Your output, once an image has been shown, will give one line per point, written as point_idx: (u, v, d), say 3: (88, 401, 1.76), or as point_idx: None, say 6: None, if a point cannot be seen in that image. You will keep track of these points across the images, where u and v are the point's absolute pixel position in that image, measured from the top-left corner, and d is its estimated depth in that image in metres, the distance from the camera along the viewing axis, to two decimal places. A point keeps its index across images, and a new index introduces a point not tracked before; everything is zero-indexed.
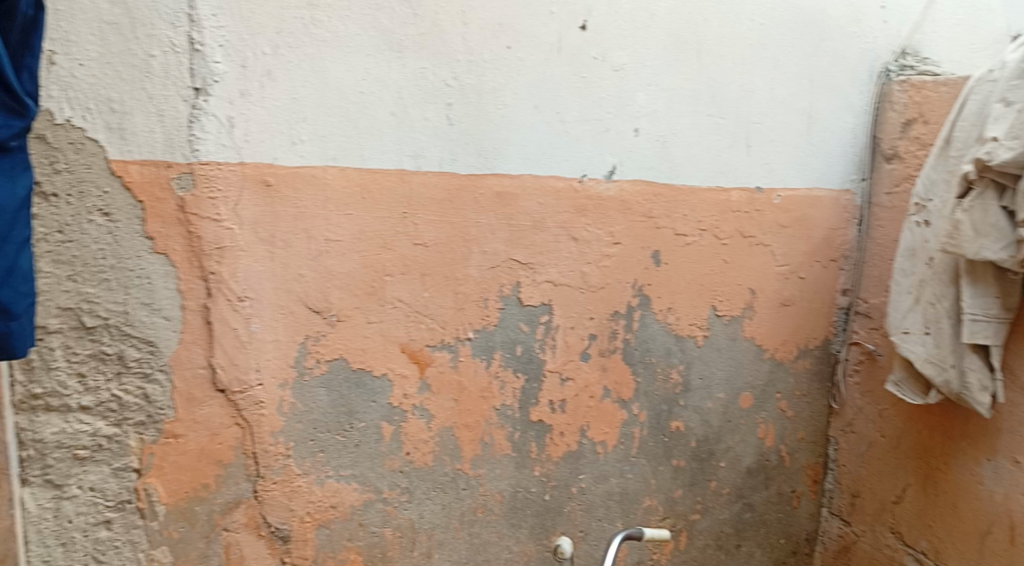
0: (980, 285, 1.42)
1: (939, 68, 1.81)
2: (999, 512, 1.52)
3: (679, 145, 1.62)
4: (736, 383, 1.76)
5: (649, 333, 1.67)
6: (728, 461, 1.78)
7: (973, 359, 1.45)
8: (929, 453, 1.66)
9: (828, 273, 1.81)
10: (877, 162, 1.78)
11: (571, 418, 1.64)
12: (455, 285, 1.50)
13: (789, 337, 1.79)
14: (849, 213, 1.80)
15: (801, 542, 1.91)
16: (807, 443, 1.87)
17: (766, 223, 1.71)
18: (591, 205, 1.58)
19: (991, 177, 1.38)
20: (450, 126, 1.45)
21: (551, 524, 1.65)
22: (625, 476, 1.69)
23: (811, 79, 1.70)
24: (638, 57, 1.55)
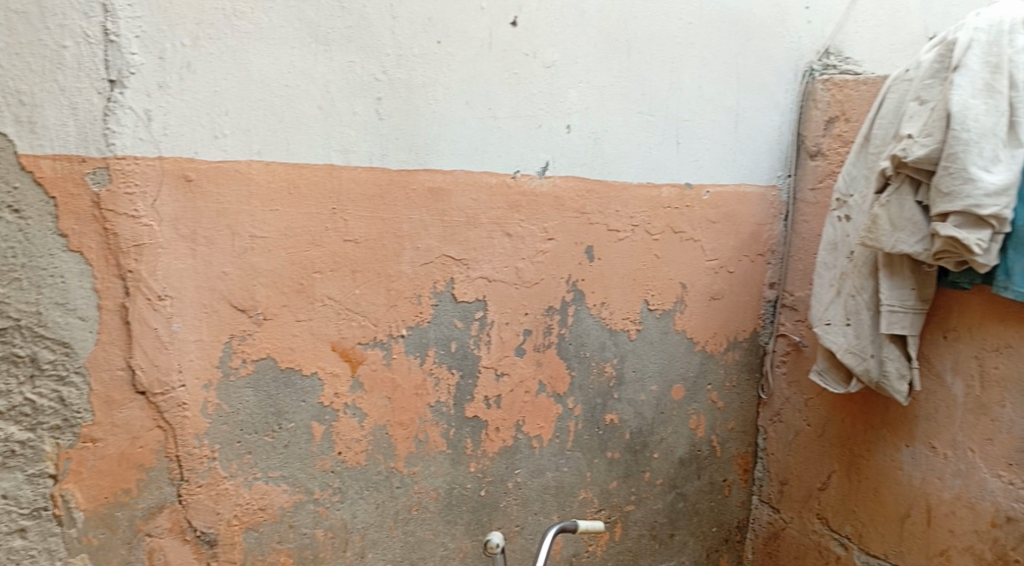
0: (896, 277, 1.46)
1: (861, 67, 1.86)
2: (917, 496, 1.57)
3: (610, 141, 1.63)
4: (668, 376, 1.79)
5: (583, 327, 1.69)
6: (662, 453, 1.81)
7: (891, 349, 1.49)
8: (851, 440, 1.71)
9: (756, 268, 1.85)
10: (802, 159, 1.83)
11: (506, 414, 1.64)
12: (387, 282, 1.49)
13: (719, 329, 1.83)
14: (775, 209, 1.85)
15: (732, 530, 1.97)
16: (737, 433, 1.93)
17: (696, 219, 1.74)
18: (524, 201, 1.58)
19: (907, 172, 1.42)
20: (380, 121, 1.43)
21: (488, 519, 1.65)
22: (560, 470, 1.71)
23: (738, 78, 1.73)
24: (569, 54, 1.56)
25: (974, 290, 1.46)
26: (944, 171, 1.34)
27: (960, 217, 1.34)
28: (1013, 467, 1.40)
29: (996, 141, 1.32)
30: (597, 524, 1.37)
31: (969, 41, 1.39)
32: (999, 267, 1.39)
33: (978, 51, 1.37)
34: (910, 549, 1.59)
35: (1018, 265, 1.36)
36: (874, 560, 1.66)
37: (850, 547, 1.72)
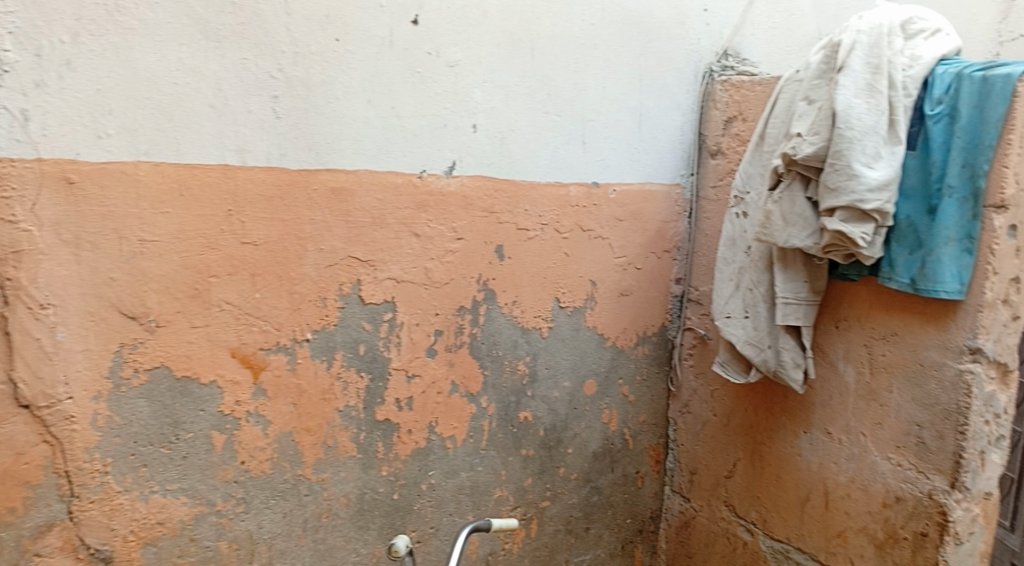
0: (790, 271, 1.53)
1: (757, 68, 1.94)
2: (815, 480, 1.64)
3: (517, 141, 1.64)
4: (581, 371, 1.81)
5: (495, 326, 1.69)
6: (576, 448, 1.84)
7: (787, 339, 1.55)
8: (755, 429, 1.77)
9: (663, 264, 1.89)
10: (704, 157, 1.88)
11: (419, 416, 1.62)
12: (290, 285, 1.45)
13: (629, 325, 1.87)
14: (680, 206, 1.89)
15: (646, 520, 2.01)
16: (649, 425, 1.97)
17: (604, 217, 1.77)
18: (432, 201, 1.57)
19: (797, 170, 1.49)
20: (276, 120, 1.40)
21: (402, 523, 1.63)
22: (475, 470, 1.71)
23: (641, 78, 1.77)
24: (472, 54, 1.56)
25: (862, 282, 1.54)
26: (830, 168, 1.40)
27: (845, 212, 1.40)
28: (901, 449, 1.47)
29: (877, 139, 1.38)
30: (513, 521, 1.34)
31: (852, 43, 1.44)
32: (884, 259, 1.47)
33: (860, 52, 1.42)
34: (810, 532, 1.65)
35: (900, 256, 1.44)
36: (778, 544, 1.73)
37: (755, 533, 1.78)
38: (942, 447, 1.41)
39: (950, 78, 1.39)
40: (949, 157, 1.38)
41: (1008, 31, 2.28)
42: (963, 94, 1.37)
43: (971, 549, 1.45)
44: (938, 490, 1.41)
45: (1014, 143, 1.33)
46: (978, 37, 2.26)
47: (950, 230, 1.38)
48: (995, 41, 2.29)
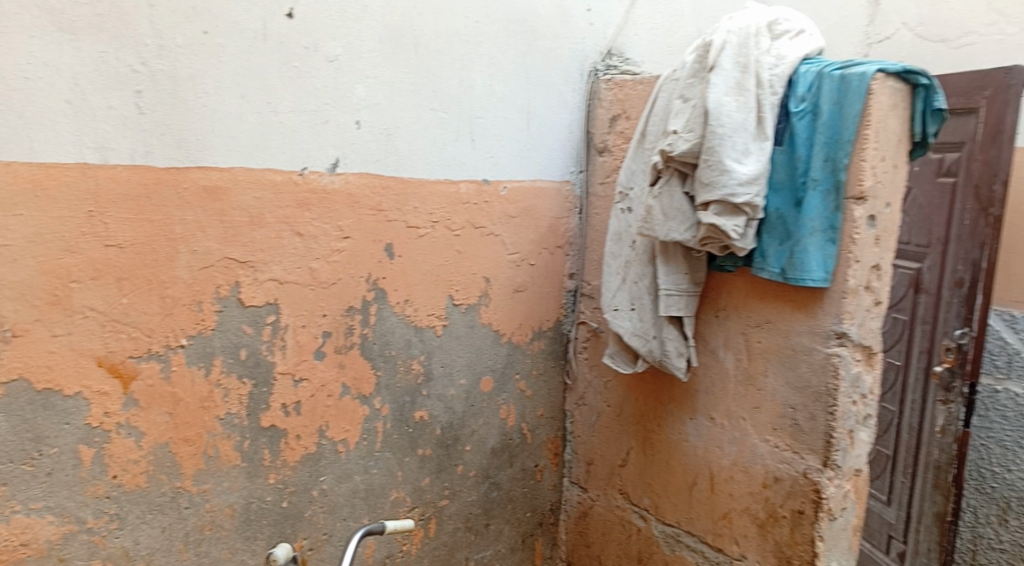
0: (671, 263, 1.58)
1: (639, 68, 1.99)
2: (700, 465, 1.69)
3: (403, 138, 1.61)
4: (476, 368, 1.81)
5: (386, 326, 1.65)
6: (473, 444, 1.84)
7: (670, 329, 1.62)
8: (645, 417, 1.81)
9: (555, 260, 1.92)
10: (591, 155, 1.91)
11: (308, 420, 1.57)
12: (160, 288, 1.35)
13: (523, 321, 1.88)
14: (570, 203, 1.92)
15: (545, 513, 2.04)
16: (546, 419, 1.99)
17: (495, 214, 1.77)
18: (315, 199, 1.51)
19: (675, 166, 1.53)
20: (141, 116, 1.30)
21: (292, 531, 1.58)
22: (369, 473, 1.67)
23: (527, 77, 1.79)
24: (352, 48, 1.52)
25: (738, 272, 1.60)
26: (704, 163, 1.45)
27: (719, 206, 1.45)
28: (777, 431, 1.54)
29: (747, 135, 1.43)
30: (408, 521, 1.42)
31: (722, 42, 1.49)
32: (756, 250, 1.53)
33: (730, 51, 1.47)
34: (698, 515, 1.70)
35: (771, 247, 1.50)
36: (669, 528, 1.77)
37: (648, 519, 1.82)
38: (814, 427, 1.47)
39: (812, 76, 1.46)
40: (813, 151, 1.45)
41: (874, 34, 2.42)
42: (824, 92, 1.44)
43: (844, 524, 1.51)
44: (812, 469, 1.48)
45: (870, 137, 1.39)
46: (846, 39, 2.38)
47: (815, 221, 1.44)
48: (864, 43, 2.42)
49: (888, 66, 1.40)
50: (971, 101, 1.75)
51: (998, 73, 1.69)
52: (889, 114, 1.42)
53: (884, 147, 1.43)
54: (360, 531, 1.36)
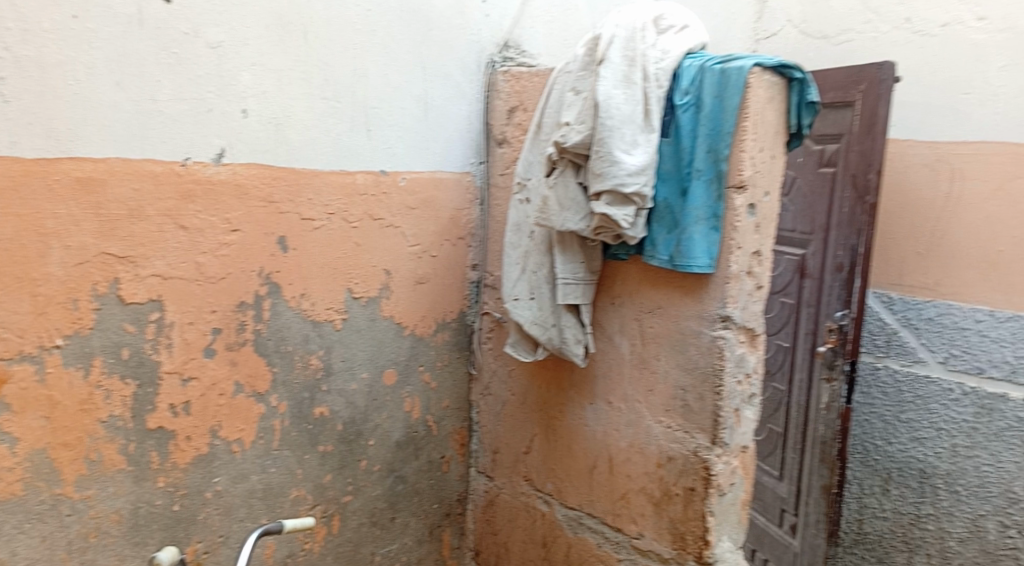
0: (567, 253, 1.61)
1: (536, 60, 2.01)
2: (600, 448, 1.73)
3: (294, 127, 1.57)
4: (379, 361, 1.80)
5: (282, 321, 1.61)
6: (377, 439, 1.83)
7: (568, 317, 1.66)
8: (547, 404, 1.84)
9: (458, 251, 1.93)
10: (491, 146, 1.92)
11: (198, 420, 1.51)
12: (31, 287, 1.25)
13: (426, 313, 1.89)
14: (471, 194, 1.93)
15: (453, 504, 2.05)
16: (452, 410, 2.00)
17: (394, 205, 1.76)
18: (199, 190, 1.44)
19: (568, 157, 1.56)
20: (4, 104, 1.19)
21: (185, 534, 1.52)
22: (267, 472, 1.63)
23: (423, 66, 1.78)
24: (236, 35, 1.45)
25: (632, 260, 1.65)
26: (596, 154, 1.48)
27: (610, 195, 1.48)
28: (669, 412, 1.59)
29: (634, 127, 1.47)
30: (310, 520, 1.41)
31: (611, 36, 1.52)
32: (647, 238, 1.59)
33: (618, 45, 1.51)
34: (599, 497, 1.74)
35: (660, 235, 1.56)
36: (571, 512, 1.81)
37: (551, 503, 1.86)
38: (703, 407, 1.53)
39: (695, 70, 1.51)
40: (697, 142, 1.50)
41: (762, 30, 2.56)
42: (706, 85, 1.49)
43: (733, 498, 1.57)
44: (701, 447, 1.53)
45: (748, 129, 1.45)
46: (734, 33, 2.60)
47: (700, 210, 1.50)
48: (753, 38, 2.58)
49: (764, 60, 1.45)
50: (848, 94, 1.83)
51: (871, 68, 1.77)
52: (766, 107, 1.48)
53: (762, 138, 1.49)
54: (256, 531, 1.33)
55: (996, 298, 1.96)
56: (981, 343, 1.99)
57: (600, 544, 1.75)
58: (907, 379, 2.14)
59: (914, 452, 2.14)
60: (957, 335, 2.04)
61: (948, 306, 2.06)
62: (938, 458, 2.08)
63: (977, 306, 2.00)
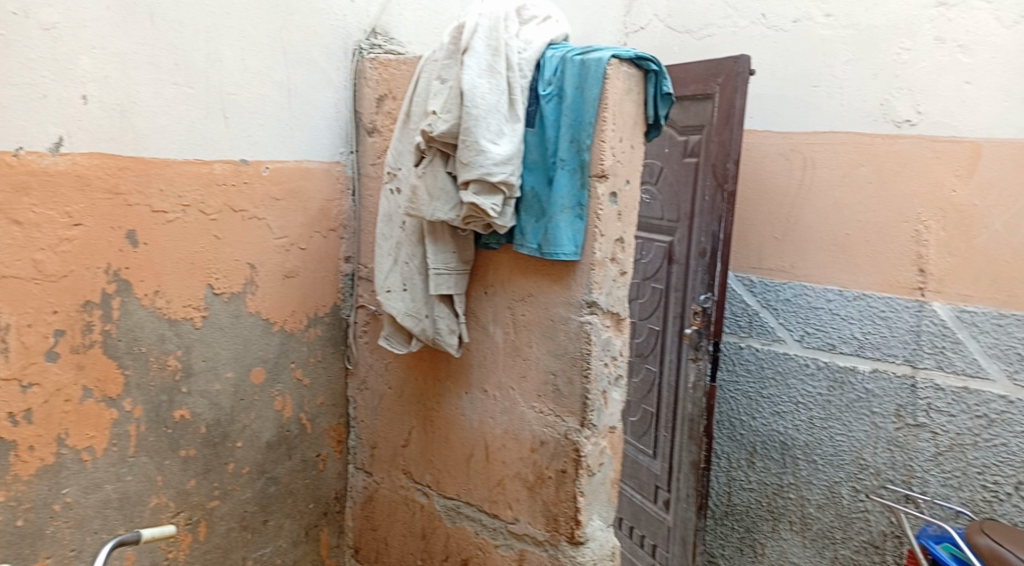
0: (438, 243, 1.61)
1: (405, 48, 1.99)
2: (475, 436, 1.74)
3: (143, 114, 1.48)
4: (245, 359, 1.74)
5: (134, 321, 1.52)
6: (246, 440, 1.77)
7: (441, 308, 1.65)
8: (425, 396, 1.84)
9: (329, 243, 1.89)
10: (361, 135, 1.89)
11: (42, 429, 1.39)
12: None
13: (296, 307, 1.84)
14: (341, 184, 1.90)
15: (330, 502, 2.01)
16: (327, 406, 1.97)
17: (257, 196, 1.70)
18: (34, 182, 1.32)
19: (437, 146, 1.54)
20: None
21: (32, 551, 1.40)
22: (123, 480, 1.54)
23: (284, 53, 1.72)
24: (73, 15, 1.35)
25: (503, 249, 1.66)
26: (462, 144, 1.47)
27: (478, 185, 1.48)
28: (541, 398, 1.62)
29: (500, 116, 1.47)
30: (173, 528, 1.29)
31: (474, 25, 1.51)
32: (516, 227, 1.61)
33: (482, 34, 1.50)
34: (476, 485, 1.75)
35: (528, 224, 1.58)
36: (450, 501, 1.81)
37: (430, 495, 1.86)
38: (572, 390, 1.57)
39: (556, 61, 1.54)
40: (560, 133, 1.53)
41: (630, 24, 2.64)
42: (567, 76, 1.52)
43: (602, 478, 1.62)
44: (572, 430, 1.57)
45: (607, 120, 1.49)
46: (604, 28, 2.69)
47: (565, 199, 1.53)
48: (622, 32, 2.67)
49: (621, 52, 1.49)
50: (707, 87, 1.91)
51: (728, 63, 1.85)
52: (624, 98, 1.52)
53: (621, 129, 1.53)
54: (110, 543, 1.22)
55: (845, 279, 2.12)
56: (832, 321, 2.15)
57: (478, 531, 1.76)
58: (768, 357, 2.29)
59: (776, 425, 2.28)
60: (811, 314, 2.19)
61: (802, 287, 2.21)
62: (797, 430, 2.24)
63: (827, 286, 2.16)
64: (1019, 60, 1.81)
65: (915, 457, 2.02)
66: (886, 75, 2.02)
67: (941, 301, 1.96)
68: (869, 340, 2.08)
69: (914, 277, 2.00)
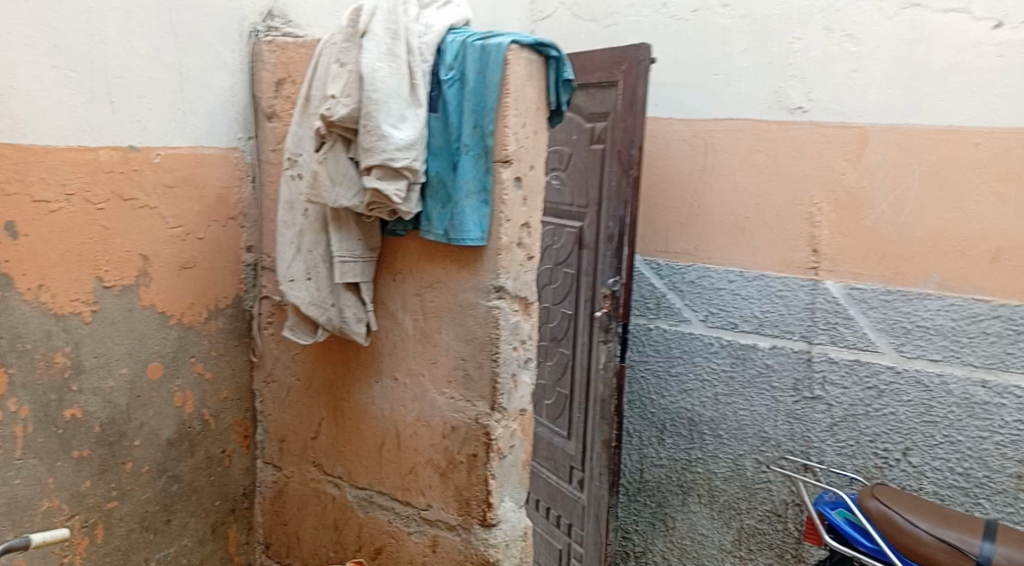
0: (343, 230, 1.58)
1: (304, 30, 1.94)
2: (387, 424, 1.73)
3: (19, 99, 1.38)
4: (141, 355, 1.67)
5: (16, 317, 1.42)
6: (144, 438, 1.70)
7: (347, 296, 1.62)
8: (334, 386, 1.81)
9: (228, 232, 1.83)
10: (260, 120, 1.84)
11: None
12: None
13: (194, 299, 1.78)
14: (240, 171, 1.84)
15: (238, 499, 1.97)
16: (232, 401, 1.91)
17: (148, 184, 1.63)
18: None
19: (337, 131, 1.51)
20: None
21: None
22: (10, 485, 1.44)
23: (175, 34, 1.65)
24: None
25: (410, 236, 1.65)
26: (363, 128, 1.45)
27: (380, 170, 1.46)
28: (452, 383, 1.63)
29: (401, 100, 1.46)
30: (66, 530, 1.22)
31: (372, 8, 1.50)
32: (422, 213, 1.59)
33: (380, 18, 1.49)
34: (388, 474, 1.74)
35: (434, 210, 1.57)
36: (362, 491, 1.80)
37: (341, 486, 1.83)
38: (482, 374, 1.57)
39: (457, 46, 1.53)
40: (463, 118, 1.53)
41: (538, 11, 2.67)
42: (468, 61, 1.52)
43: (513, 460, 1.64)
44: (482, 414, 1.58)
45: (509, 105, 1.49)
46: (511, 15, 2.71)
47: (470, 184, 1.52)
48: (530, 20, 2.70)
49: (521, 38, 1.50)
50: (611, 74, 1.95)
51: (630, 50, 1.89)
52: (526, 84, 1.53)
53: (524, 114, 1.54)
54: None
55: (745, 261, 2.22)
56: (734, 301, 2.24)
57: (391, 520, 1.75)
58: (675, 337, 2.37)
59: (683, 402, 2.37)
60: (714, 294, 2.28)
61: (706, 269, 2.30)
62: (703, 406, 2.33)
63: (728, 268, 2.25)
64: (900, 49, 1.92)
65: (812, 428, 2.13)
66: (780, 63, 2.11)
67: (833, 279, 2.07)
68: (768, 318, 2.18)
69: (808, 257, 2.11)
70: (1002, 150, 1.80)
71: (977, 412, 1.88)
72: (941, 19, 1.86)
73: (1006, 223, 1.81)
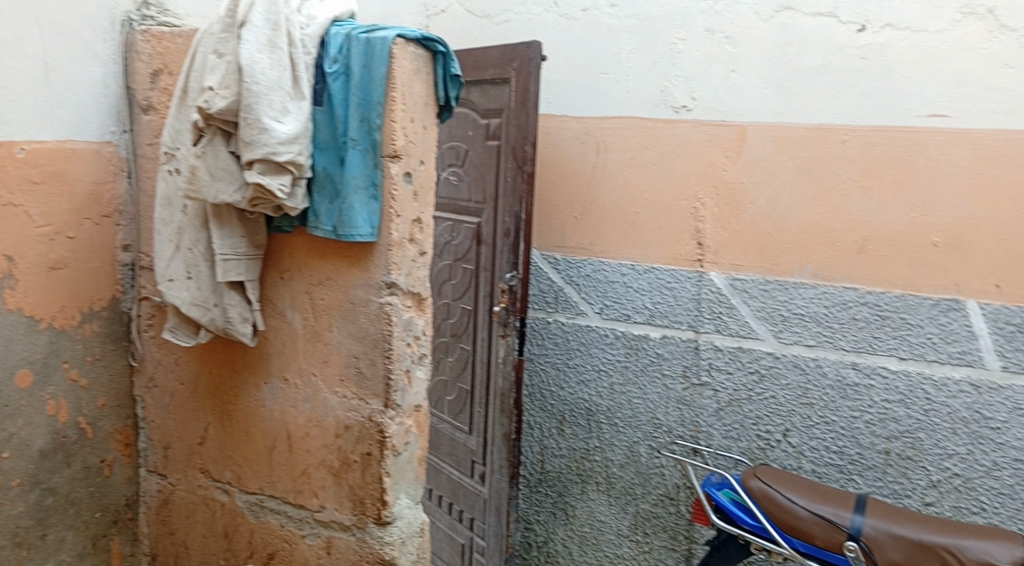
0: (225, 227, 1.52)
1: (182, 20, 1.85)
2: (277, 426, 1.69)
3: None
4: (7, 362, 1.56)
5: None
6: (13, 450, 1.59)
7: (231, 296, 1.57)
8: (221, 389, 1.75)
9: (102, 231, 1.74)
10: (136, 113, 1.75)
11: None
12: None
13: (66, 302, 1.67)
14: (115, 166, 1.75)
15: (120, 510, 1.87)
16: (111, 408, 1.82)
17: (11, 180, 1.52)
18: None
19: (216, 124, 1.45)
20: None
21: None
22: None
23: (37, 21, 1.55)
24: None
25: (297, 232, 1.61)
26: (243, 122, 1.39)
27: (263, 164, 1.41)
28: (344, 382, 1.60)
29: (283, 94, 1.41)
30: None
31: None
32: (310, 209, 1.56)
33: (260, 8, 1.43)
34: (279, 476, 1.70)
35: (322, 206, 1.54)
36: (252, 497, 1.74)
37: (231, 492, 1.77)
38: (375, 372, 1.56)
39: (341, 38, 1.51)
40: (349, 112, 1.50)
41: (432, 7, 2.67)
42: (353, 54, 1.49)
43: (409, 456, 1.63)
44: (376, 412, 1.56)
45: (397, 100, 1.48)
46: (406, 9, 2.70)
47: (358, 179, 1.50)
48: (425, 14, 2.69)
49: (406, 32, 1.49)
50: (505, 71, 1.97)
51: (521, 48, 1.92)
52: (413, 78, 1.52)
53: (412, 109, 1.53)
54: None
55: (636, 254, 2.29)
56: (627, 293, 2.31)
57: (284, 524, 1.71)
58: (573, 330, 2.42)
59: (581, 392, 2.42)
60: (608, 287, 2.35)
61: (600, 263, 2.36)
62: (599, 396, 2.39)
63: (622, 261, 2.32)
64: (773, 51, 2.04)
65: (700, 413, 2.23)
66: (665, 62, 2.19)
67: (717, 271, 2.17)
68: (658, 309, 2.26)
69: (694, 249, 2.20)
70: (866, 147, 1.94)
71: (848, 393, 2.01)
72: (810, 23, 1.98)
73: (873, 216, 1.95)
